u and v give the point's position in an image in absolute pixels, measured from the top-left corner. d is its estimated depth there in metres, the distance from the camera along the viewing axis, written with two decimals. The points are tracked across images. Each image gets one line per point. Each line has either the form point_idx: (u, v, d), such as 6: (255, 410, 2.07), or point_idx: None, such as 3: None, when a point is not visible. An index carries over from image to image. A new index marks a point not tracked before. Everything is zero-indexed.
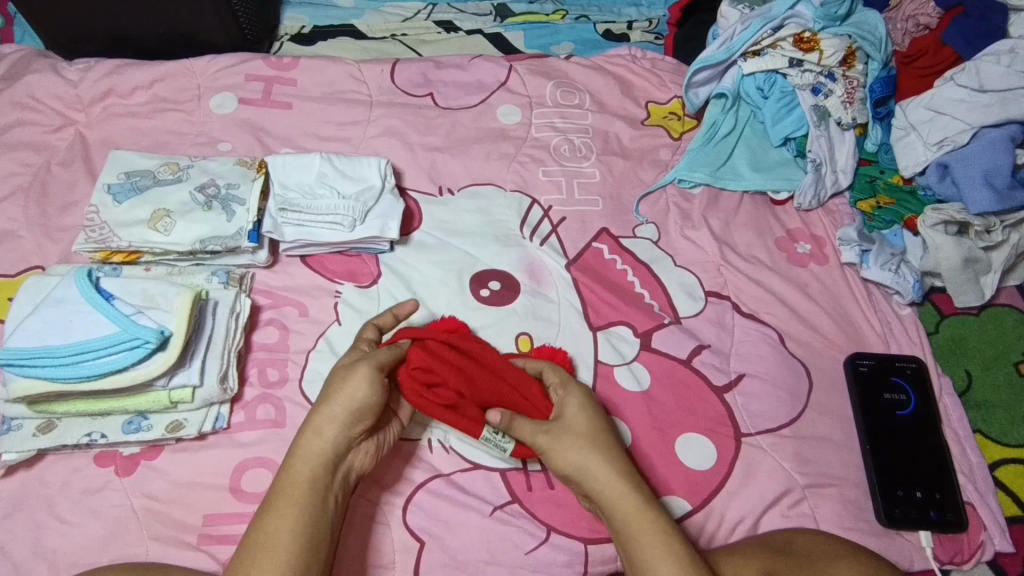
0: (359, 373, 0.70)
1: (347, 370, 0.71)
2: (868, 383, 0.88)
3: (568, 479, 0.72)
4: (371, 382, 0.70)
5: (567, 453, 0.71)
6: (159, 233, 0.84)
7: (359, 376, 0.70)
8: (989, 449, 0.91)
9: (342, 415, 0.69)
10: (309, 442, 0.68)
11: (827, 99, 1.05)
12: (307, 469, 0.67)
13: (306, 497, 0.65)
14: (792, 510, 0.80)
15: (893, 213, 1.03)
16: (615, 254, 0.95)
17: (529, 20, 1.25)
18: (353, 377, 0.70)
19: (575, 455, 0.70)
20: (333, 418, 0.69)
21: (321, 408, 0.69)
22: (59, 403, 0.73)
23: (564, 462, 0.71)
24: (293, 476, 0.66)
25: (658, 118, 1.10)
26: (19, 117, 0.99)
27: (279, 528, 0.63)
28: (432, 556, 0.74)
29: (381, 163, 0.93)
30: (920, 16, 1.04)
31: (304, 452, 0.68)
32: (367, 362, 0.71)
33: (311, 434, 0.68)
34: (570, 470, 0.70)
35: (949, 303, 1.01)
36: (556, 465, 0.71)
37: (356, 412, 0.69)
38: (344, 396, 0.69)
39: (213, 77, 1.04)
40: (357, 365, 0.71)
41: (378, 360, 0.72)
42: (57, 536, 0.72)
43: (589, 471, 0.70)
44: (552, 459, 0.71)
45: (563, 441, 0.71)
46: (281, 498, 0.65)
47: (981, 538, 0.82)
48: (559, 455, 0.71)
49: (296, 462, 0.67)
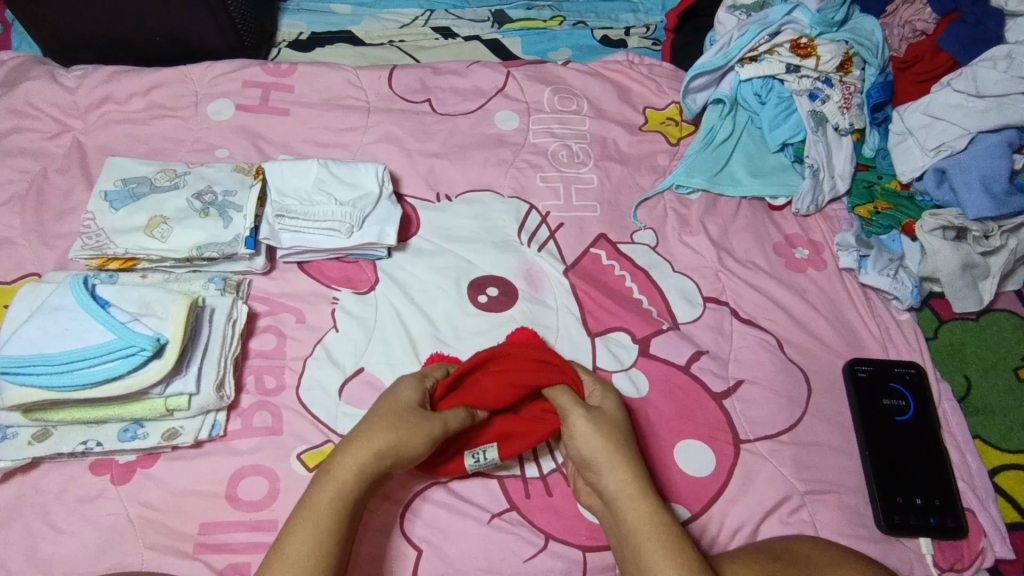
0: (429, 439, 0.71)
1: (416, 416, 0.72)
2: (867, 388, 0.88)
3: (585, 462, 0.72)
4: (431, 450, 0.72)
5: (598, 440, 0.72)
6: (156, 240, 0.84)
7: (424, 434, 0.71)
8: (989, 455, 0.90)
9: (397, 457, 0.69)
10: (364, 463, 0.68)
11: (824, 104, 1.05)
12: (357, 489, 0.67)
13: (348, 516, 0.66)
14: (792, 516, 0.80)
15: (890, 218, 1.02)
16: (613, 260, 0.95)
17: (527, 26, 1.25)
18: (423, 434, 0.71)
19: (605, 443, 0.72)
20: (389, 454, 0.69)
21: (384, 439, 0.69)
22: (54, 411, 0.73)
23: (591, 446, 0.72)
24: (342, 494, 0.66)
25: (656, 124, 1.10)
26: (17, 124, 0.99)
27: (322, 545, 0.63)
28: (430, 564, 0.73)
29: (378, 169, 0.93)
30: (916, 22, 1.05)
31: (355, 472, 0.67)
32: (436, 428, 0.72)
33: (370, 457, 0.68)
34: (591, 457, 0.72)
35: (948, 308, 1.01)
36: (581, 444, 0.73)
37: (408, 460, 0.70)
38: (408, 451, 0.70)
39: (211, 84, 1.04)
40: (430, 426, 0.71)
41: (446, 428, 0.73)
42: (52, 545, 0.72)
43: (614, 460, 0.71)
44: (580, 439, 0.73)
45: (600, 427, 0.73)
46: (326, 514, 0.65)
47: (982, 545, 0.81)
48: (591, 437, 0.72)
49: (346, 477, 0.67)
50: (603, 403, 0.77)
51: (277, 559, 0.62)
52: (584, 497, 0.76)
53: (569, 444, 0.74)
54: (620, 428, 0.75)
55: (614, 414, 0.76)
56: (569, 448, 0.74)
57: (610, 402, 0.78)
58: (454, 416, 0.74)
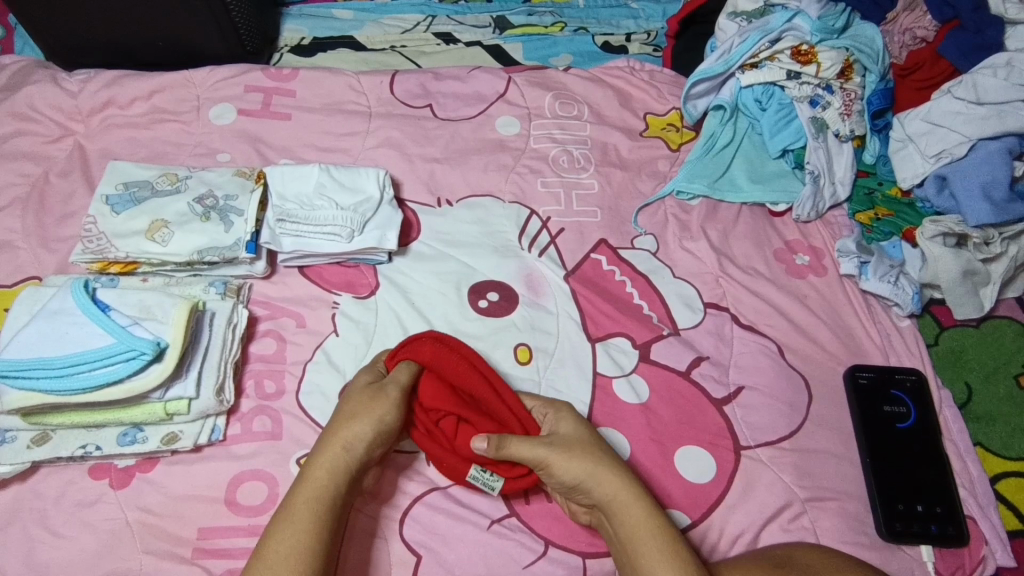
0: (390, 398, 0.73)
1: (374, 393, 0.74)
2: (868, 395, 0.88)
3: (572, 487, 0.71)
4: (401, 409, 0.74)
5: (578, 461, 0.70)
6: (156, 244, 0.84)
7: (387, 402, 0.73)
8: (990, 462, 0.90)
9: (370, 435, 0.71)
10: (335, 456, 0.69)
11: (825, 111, 1.05)
12: (332, 482, 0.67)
13: (326, 510, 0.66)
14: (792, 523, 0.80)
15: (891, 224, 1.03)
16: (613, 265, 0.95)
17: (528, 32, 1.26)
18: (383, 400, 0.73)
19: (584, 463, 0.70)
20: (360, 437, 0.70)
21: (347, 424, 0.71)
22: (54, 414, 0.73)
23: (573, 470, 0.70)
24: (317, 488, 0.67)
25: (656, 129, 1.10)
26: (19, 128, 0.99)
27: (301, 542, 0.63)
28: (429, 570, 0.73)
29: (380, 175, 0.93)
30: (916, 29, 1.02)
31: (328, 465, 0.68)
32: (395, 387, 0.74)
33: (339, 448, 0.69)
34: (575, 479, 0.70)
35: (948, 315, 1.01)
36: (562, 473, 0.71)
37: (383, 434, 0.72)
38: (374, 418, 0.72)
39: (213, 88, 1.04)
40: (387, 389, 0.74)
41: (404, 385, 0.75)
42: (49, 549, 0.71)
43: (600, 476, 0.70)
44: (558, 467, 0.70)
45: (571, 450, 0.71)
46: (302, 511, 0.65)
47: (982, 552, 0.81)
48: (569, 464, 0.70)
49: (319, 473, 0.68)
50: (562, 423, 0.76)
51: (259, 560, 0.62)
52: (584, 516, 0.75)
53: (550, 475, 0.71)
54: (590, 443, 0.73)
55: (579, 431, 0.75)
56: (552, 479, 0.72)
57: (568, 420, 0.76)
58: (405, 372, 0.76)
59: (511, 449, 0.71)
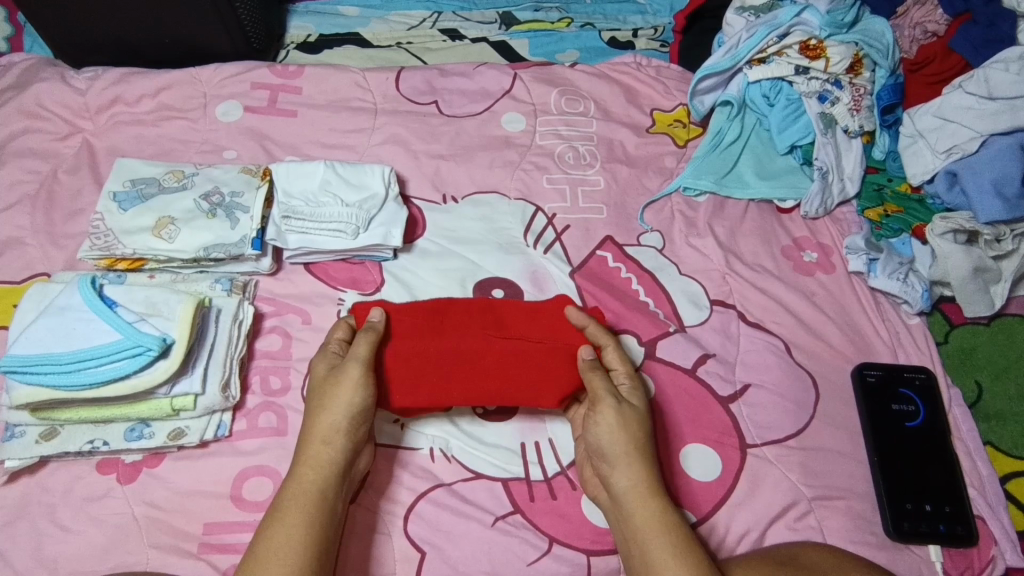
0: (347, 377, 0.72)
1: (334, 376, 0.73)
2: (876, 393, 0.87)
3: (601, 452, 0.72)
4: (360, 385, 0.72)
5: (621, 434, 0.71)
6: (163, 241, 0.85)
7: (348, 382, 0.72)
8: (1000, 462, 0.89)
9: (344, 423, 0.71)
10: (317, 450, 0.70)
11: (833, 106, 1.04)
12: (317, 478, 0.68)
13: (315, 508, 0.66)
14: (798, 522, 0.79)
15: (900, 221, 1.01)
16: (619, 262, 0.95)
17: (534, 28, 1.25)
18: (345, 381, 0.72)
19: (627, 437, 0.71)
20: (336, 428, 0.70)
21: (319, 418, 0.71)
22: (62, 410, 0.73)
23: (615, 439, 0.71)
24: (303, 484, 0.68)
25: (663, 126, 1.09)
26: (28, 125, 1.00)
27: (289, 535, 0.64)
28: (433, 565, 0.73)
29: (385, 172, 0.92)
30: (927, 24, 1.04)
31: (312, 460, 0.69)
32: (352, 364, 0.73)
33: (317, 443, 0.70)
34: (610, 446, 0.71)
35: (959, 312, 1.00)
36: (603, 433, 0.72)
37: (357, 416, 0.71)
38: (341, 403, 0.71)
39: (220, 86, 1.05)
40: (345, 368, 0.72)
41: (360, 357, 0.73)
42: (57, 543, 0.72)
43: (632, 457, 0.71)
44: (605, 427, 0.72)
45: (626, 422, 0.72)
46: (293, 507, 0.66)
47: (992, 553, 0.80)
48: (616, 430, 0.71)
49: (305, 468, 0.69)
50: (632, 397, 0.76)
51: (252, 557, 0.64)
52: (590, 486, 0.76)
53: (591, 430, 0.73)
54: (643, 426, 0.74)
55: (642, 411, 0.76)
56: (589, 435, 0.73)
57: (638, 397, 0.76)
58: (362, 344, 0.74)
59: (591, 381, 0.74)
